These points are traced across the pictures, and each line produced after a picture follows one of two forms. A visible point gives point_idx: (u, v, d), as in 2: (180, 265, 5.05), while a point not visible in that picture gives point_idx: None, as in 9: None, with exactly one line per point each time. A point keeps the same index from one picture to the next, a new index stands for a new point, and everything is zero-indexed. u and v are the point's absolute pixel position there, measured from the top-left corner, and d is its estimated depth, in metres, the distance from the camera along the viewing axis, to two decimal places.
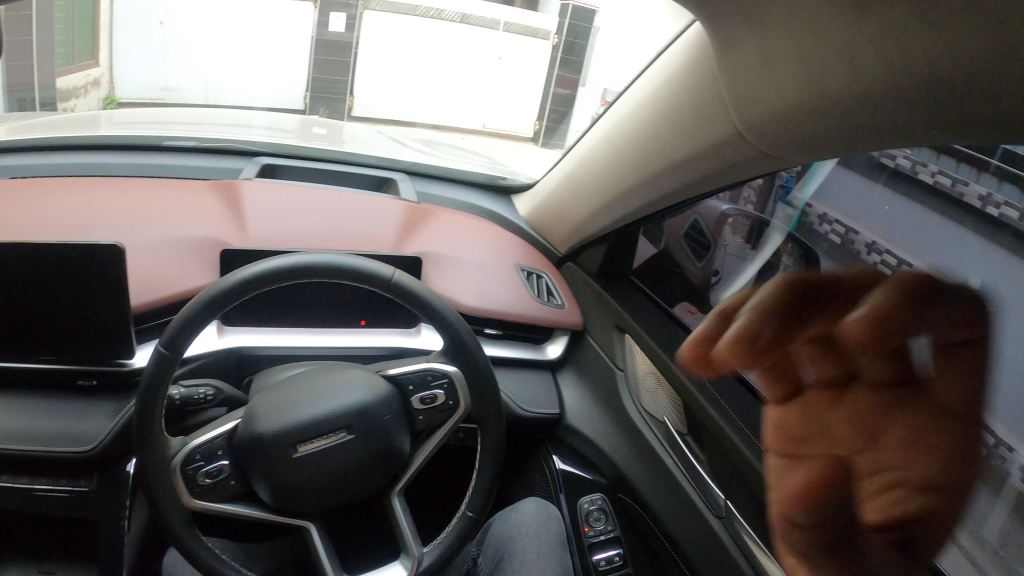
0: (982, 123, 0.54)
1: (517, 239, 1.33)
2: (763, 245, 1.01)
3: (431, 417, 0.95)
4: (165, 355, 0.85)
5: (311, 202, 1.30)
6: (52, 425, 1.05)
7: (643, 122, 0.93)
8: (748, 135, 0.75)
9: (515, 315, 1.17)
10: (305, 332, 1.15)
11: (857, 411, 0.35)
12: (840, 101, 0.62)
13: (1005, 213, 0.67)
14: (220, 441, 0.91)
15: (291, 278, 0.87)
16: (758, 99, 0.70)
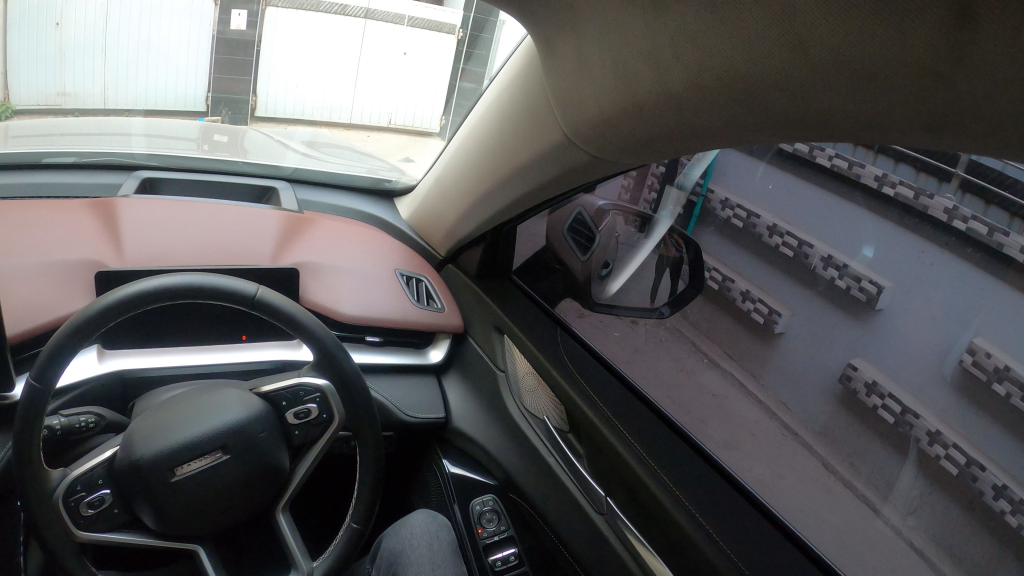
0: (774, 118, 0.57)
1: (398, 243, 1.33)
2: (652, 236, 1.05)
3: (307, 432, 0.95)
4: (37, 388, 0.81)
5: (188, 217, 1.27)
6: None
7: (492, 125, 0.94)
8: (576, 140, 0.77)
9: (396, 321, 1.17)
10: (189, 352, 1.13)
11: None
12: (651, 101, 0.64)
13: (898, 193, 0.70)
14: (101, 469, 0.88)
15: (148, 302, 0.85)
16: (579, 98, 0.71)
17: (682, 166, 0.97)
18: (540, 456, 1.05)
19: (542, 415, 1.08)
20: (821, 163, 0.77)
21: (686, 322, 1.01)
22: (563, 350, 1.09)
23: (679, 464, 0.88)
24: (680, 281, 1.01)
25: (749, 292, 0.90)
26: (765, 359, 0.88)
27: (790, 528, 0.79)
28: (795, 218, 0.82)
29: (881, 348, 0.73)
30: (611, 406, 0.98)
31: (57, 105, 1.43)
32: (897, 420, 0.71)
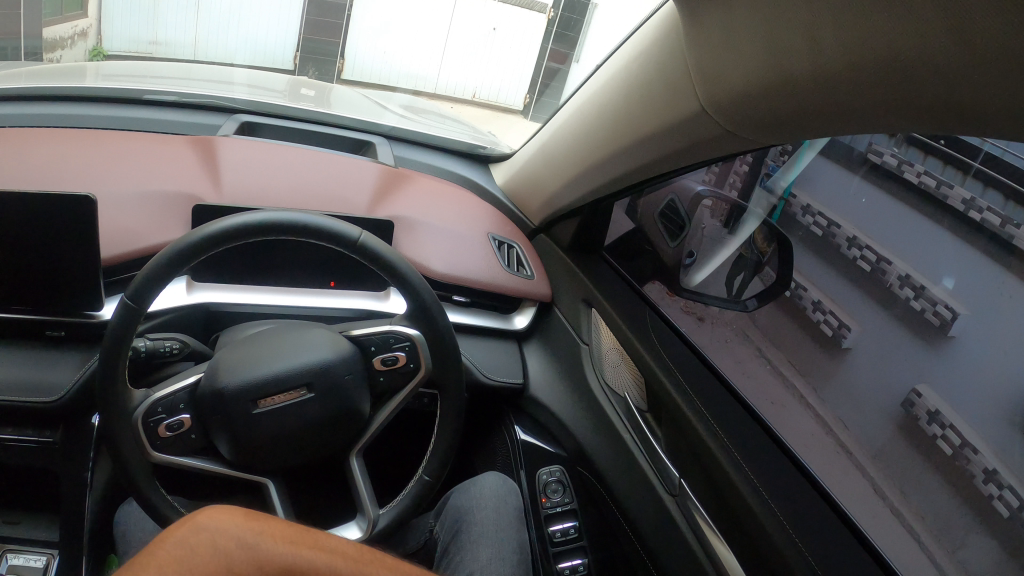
0: (924, 104, 0.55)
1: (491, 208, 1.34)
2: (739, 231, 1.04)
3: (392, 378, 0.95)
4: (130, 307, 0.83)
5: (288, 160, 1.29)
6: (19, 375, 1.03)
7: (616, 96, 0.94)
8: (712, 113, 0.76)
9: (482, 282, 1.16)
10: (278, 291, 1.13)
11: None
12: (802, 81, 0.63)
13: (985, 221, 0.67)
14: (183, 394, 0.89)
15: (252, 235, 0.86)
16: (724, 73, 0.71)
17: (769, 167, 0.95)
18: (618, 433, 1.05)
19: (624, 394, 1.08)
20: (908, 179, 0.76)
21: (751, 323, 1.01)
22: (650, 329, 1.08)
23: (760, 451, 0.87)
24: (764, 279, 0.99)
25: (820, 302, 0.88)
26: (831, 371, 0.86)
27: (854, 523, 0.76)
28: (875, 233, 0.80)
29: (952, 378, 0.70)
30: (697, 391, 0.96)
31: (149, 53, 1.54)
32: (955, 452, 0.69)
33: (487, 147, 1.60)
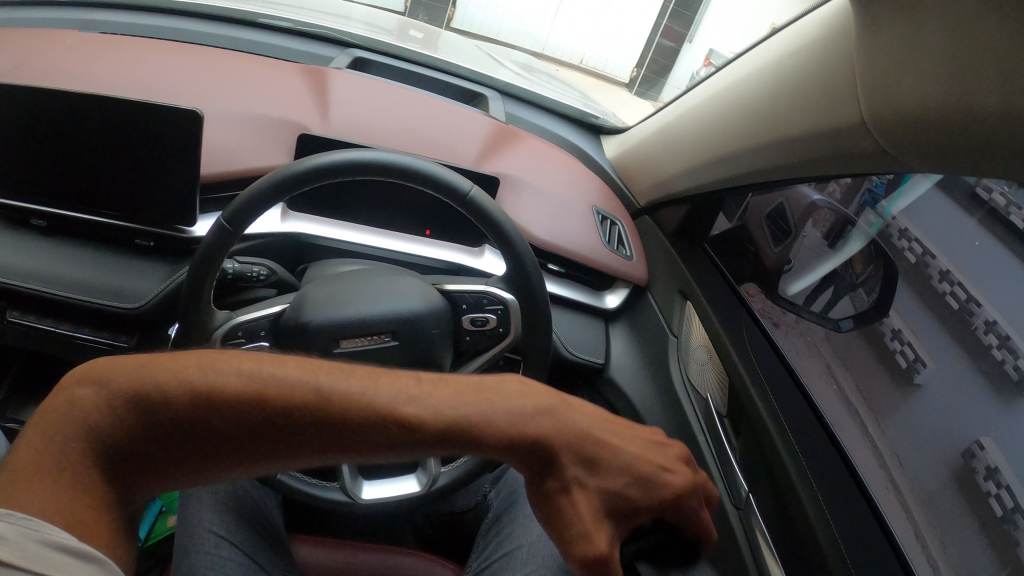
0: None
1: (597, 179, 1.31)
2: (841, 247, 1.01)
3: (478, 339, 0.94)
4: (225, 229, 0.83)
5: (400, 102, 1.27)
6: (104, 279, 1.03)
7: (767, 90, 0.89)
8: (870, 128, 0.72)
9: (581, 255, 1.12)
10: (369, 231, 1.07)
11: (114, 434, 0.49)
12: (986, 122, 0.59)
13: None
14: (265, 322, 0.88)
15: (359, 173, 0.85)
16: (898, 91, 0.66)
17: (871, 186, 0.90)
18: (690, 430, 1.02)
19: (706, 394, 1.05)
20: (1017, 222, 0.71)
21: (827, 340, 1.00)
22: (744, 332, 1.04)
23: (834, 475, 0.83)
24: (856, 304, 0.97)
25: (899, 331, 0.88)
26: (897, 405, 0.86)
27: (901, 550, 0.74)
28: (971, 272, 0.78)
29: (1015, 435, 0.69)
30: (784, 405, 0.92)
31: None
32: (1004, 514, 0.69)
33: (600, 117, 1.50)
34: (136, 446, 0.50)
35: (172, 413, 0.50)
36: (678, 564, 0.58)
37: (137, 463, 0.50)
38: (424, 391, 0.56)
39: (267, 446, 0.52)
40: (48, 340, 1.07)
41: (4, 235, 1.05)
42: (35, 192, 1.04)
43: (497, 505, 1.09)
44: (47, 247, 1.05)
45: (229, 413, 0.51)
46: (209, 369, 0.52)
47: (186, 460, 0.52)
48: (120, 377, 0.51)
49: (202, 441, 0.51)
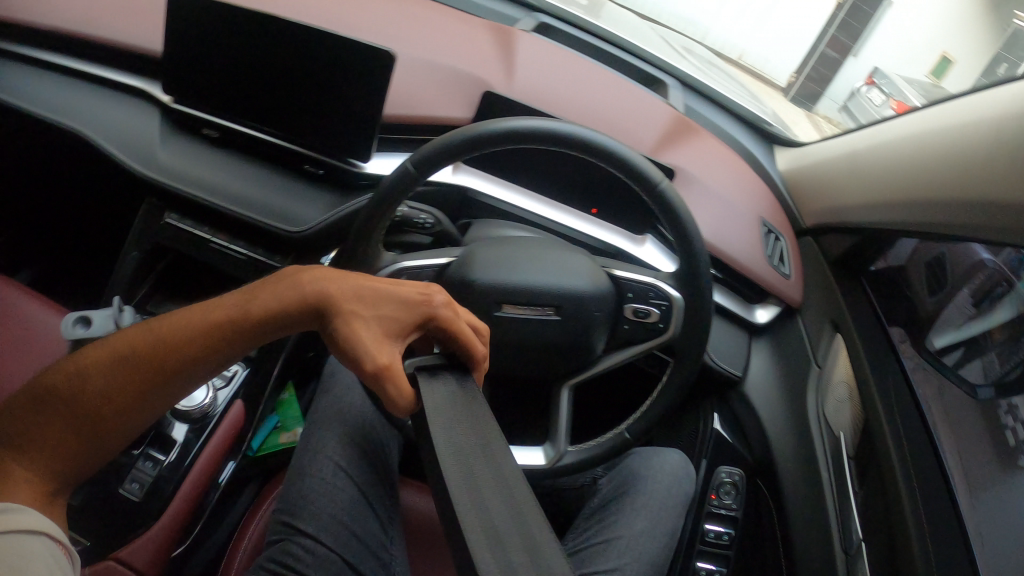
0: None
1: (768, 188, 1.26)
2: (998, 311, 0.94)
3: (636, 330, 0.92)
4: (409, 173, 0.84)
5: (582, 68, 1.19)
6: (269, 200, 1.03)
7: (991, 143, 0.85)
8: None
9: (741, 265, 1.06)
10: (530, 196, 1.03)
11: (23, 429, 0.66)
12: None
13: None
14: (430, 272, 0.88)
15: (548, 142, 0.84)
16: None
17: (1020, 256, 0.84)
18: (815, 469, 1.02)
19: (839, 432, 1.04)
20: None
21: (967, 402, 0.96)
22: (894, 387, 1.00)
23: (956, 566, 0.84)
24: (988, 372, 0.93)
25: (1015, 407, 0.89)
26: (1000, 481, 0.88)
27: None
28: None
29: None
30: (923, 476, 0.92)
31: None
32: None
33: (776, 125, 1.40)
34: (44, 434, 0.66)
35: (79, 400, 0.66)
36: (458, 370, 0.59)
37: (55, 440, 0.66)
38: (246, 300, 0.65)
39: (159, 383, 0.67)
40: (196, 247, 1.04)
41: (176, 141, 1.07)
42: (212, 106, 1.05)
43: (605, 494, 1.08)
44: (220, 160, 1.07)
45: (114, 390, 0.66)
46: (85, 366, 0.67)
47: (74, 434, 0.67)
48: (28, 395, 0.67)
49: (76, 409, 0.66)
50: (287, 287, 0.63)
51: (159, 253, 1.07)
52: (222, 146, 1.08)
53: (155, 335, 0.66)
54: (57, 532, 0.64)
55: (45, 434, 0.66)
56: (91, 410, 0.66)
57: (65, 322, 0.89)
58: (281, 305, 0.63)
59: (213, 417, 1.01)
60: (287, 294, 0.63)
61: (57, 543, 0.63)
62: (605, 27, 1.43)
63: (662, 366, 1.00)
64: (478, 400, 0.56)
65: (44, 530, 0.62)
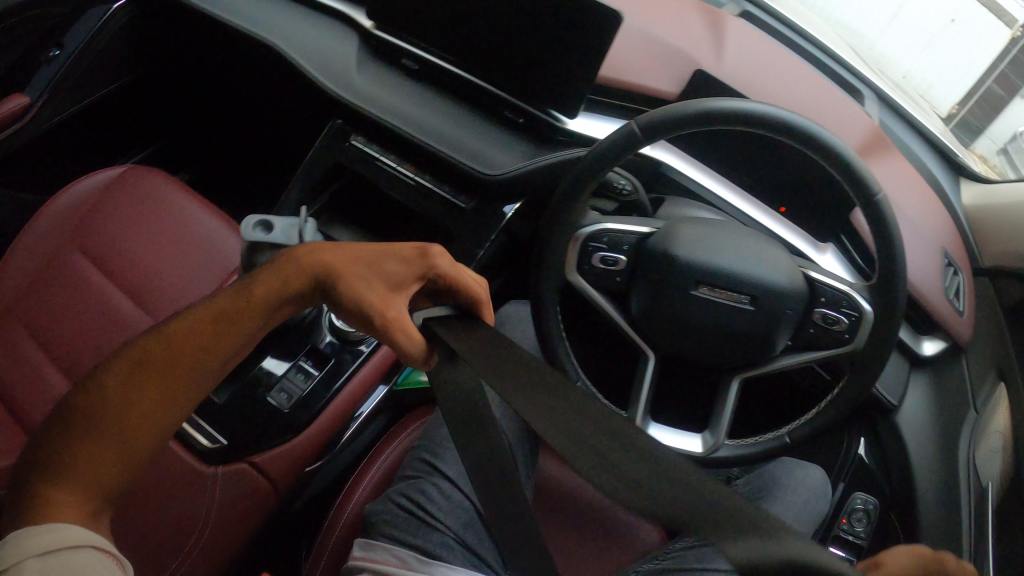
0: None
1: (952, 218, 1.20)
2: None
3: (820, 335, 0.90)
4: (634, 135, 0.83)
5: (789, 61, 1.16)
6: (462, 138, 1.01)
7: None
8: None
9: (920, 289, 1.02)
10: (722, 181, 1.02)
11: (64, 465, 0.68)
12: None
13: None
14: (633, 238, 0.90)
15: (768, 129, 0.80)
16: None
17: None
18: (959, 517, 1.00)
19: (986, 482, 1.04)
20: None
21: None
22: None
23: None
24: None
25: None
26: None
27: None
28: None
29: None
30: None
31: None
32: None
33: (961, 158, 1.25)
34: (90, 454, 0.69)
35: (111, 422, 0.70)
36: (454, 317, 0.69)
37: (98, 471, 0.69)
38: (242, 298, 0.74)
39: (179, 392, 0.73)
40: (379, 172, 1.03)
41: (379, 70, 1.08)
42: (428, 41, 1.03)
43: (742, 490, 1.09)
44: (419, 95, 1.06)
45: (145, 394, 0.71)
46: (94, 401, 0.71)
47: (117, 446, 0.70)
48: (55, 446, 0.70)
49: (119, 416, 0.70)
50: (280, 274, 0.72)
51: (340, 171, 1.08)
52: (422, 82, 1.08)
53: (167, 335, 0.74)
54: (106, 544, 0.66)
55: (94, 468, 0.69)
56: (127, 418, 0.70)
57: (247, 227, 0.86)
58: (280, 289, 0.72)
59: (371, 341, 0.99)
60: (282, 280, 0.72)
61: (110, 558, 0.66)
62: (798, 20, 1.31)
63: (828, 385, 1.00)
64: (490, 340, 0.67)
65: (93, 547, 0.65)
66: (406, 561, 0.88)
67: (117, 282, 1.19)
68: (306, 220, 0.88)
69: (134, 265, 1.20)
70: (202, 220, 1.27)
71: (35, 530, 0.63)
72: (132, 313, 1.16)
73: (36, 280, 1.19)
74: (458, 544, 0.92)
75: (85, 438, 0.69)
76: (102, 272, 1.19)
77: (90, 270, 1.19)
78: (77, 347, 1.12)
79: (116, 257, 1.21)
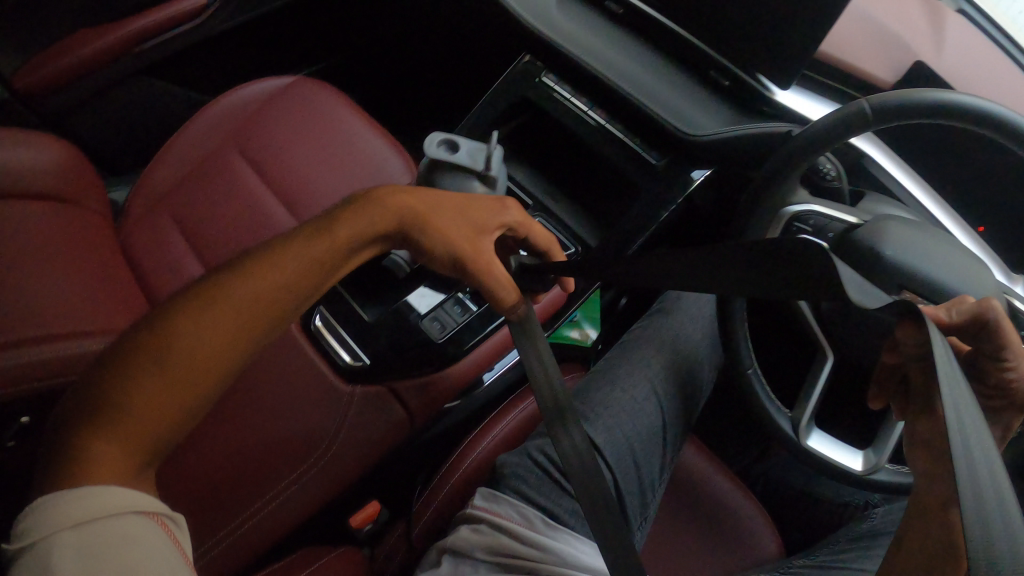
0: None
1: None
2: None
3: None
4: (862, 113, 0.78)
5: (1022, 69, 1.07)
6: (663, 92, 0.97)
7: None
8: None
9: None
10: (925, 191, 0.95)
11: (121, 406, 0.60)
12: None
13: None
14: (839, 226, 0.88)
15: (1012, 139, 0.75)
16: None
17: None
18: None
19: None
20: None
21: None
22: None
23: None
24: None
25: None
26: None
27: None
28: None
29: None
30: None
31: None
32: None
33: None
34: (151, 399, 0.61)
35: (182, 363, 0.62)
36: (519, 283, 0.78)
37: (160, 418, 0.62)
38: (322, 228, 0.71)
39: (252, 335, 0.67)
40: (564, 113, 0.99)
41: (589, 17, 1.07)
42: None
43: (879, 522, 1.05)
44: (624, 45, 1.04)
45: (225, 336, 0.65)
46: (165, 333, 0.63)
47: (182, 394, 0.63)
48: (115, 374, 0.61)
49: (195, 357, 0.63)
50: (368, 209, 0.72)
51: (523, 108, 1.04)
52: (631, 33, 1.06)
53: (232, 277, 0.67)
54: (153, 505, 0.59)
55: (153, 414, 0.61)
56: (198, 364, 0.63)
57: (432, 147, 0.78)
58: (371, 211, 0.72)
59: None
60: (369, 212, 0.72)
61: (155, 521, 0.58)
62: None
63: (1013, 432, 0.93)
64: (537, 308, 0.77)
65: (137, 511, 0.57)
66: (530, 523, 0.85)
67: (271, 189, 1.16)
68: (494, 147, 0.79)
69: (290, 174, 1.16)
70: (367, 138, 1.22)
71: (70, 495, 0.55)
72: (282, 218, 1.14)
73: (192, 171, 1.18)
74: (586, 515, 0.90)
75: (137, 387, 0.61)
76: (259, 173, 1.17)
77: (246, 169, 1.17)
78: (221, 242, 1.11)
79: (273, 161, 1.17)
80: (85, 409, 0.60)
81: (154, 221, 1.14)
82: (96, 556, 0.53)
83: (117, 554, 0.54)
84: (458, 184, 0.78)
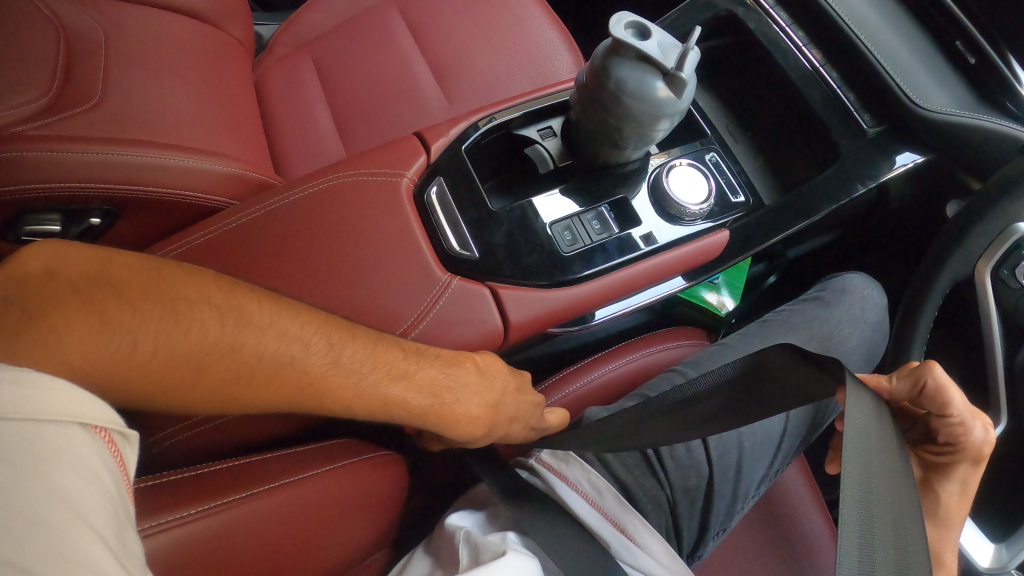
0: None
1: None
2: None
3: None
4: None
5: None
6: (896, 47, 0.83)
7: None
8: None
9: None
10: None
11: (117, 326, 0.52)
12: None
13: None
14: None
15: None
16: None
17: None
18: None
19: None
20: None
21: None
22: None
23: None
24: None
25: None
26: None
27: None
28: None
29: None
30: None
31: None
32: None
33: None
34: (148, 349, 0.53)
35: (204, 361, 0.56)
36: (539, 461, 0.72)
37: (145, 375, 0.53)
38: (411, 360, 0.65)
39: (277, 391, 0.59)
40: (773, 43, 0.87)
41: None
42: None
43: None
44: None
45: (257, 372, 0.58)
46: (223, 319, 0.58)
47: (181, 373, 0.55)
48: (138, 299, 0.54)
49: (222, 359, 0.57)
50: (469, 370, 0.68)
51: (731, 28, 0.92)
52: None
53: (302, 330, 0.62)
54: (103, 415, 0.43)
55: (141, 362, 0.52)
56: (212, 370, 0.56)
57: (617, 21, 0.64)
58: (469, 372, 0.68)
59: (695, 228, 0.77)
60: (469, 382, 0.67)
61: (102, 439, 0.42)
62: None
63: None
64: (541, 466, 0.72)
65: (79, 421, 0.41)
66: (599, 496, 0.68)
67: (417, 50, 1.02)
68: (692, 47, 0.63)
69: (446, 43, 1.03)
70: (541, 24, 1.06)
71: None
72: (430, 88, 1.00)
73: (346, 22, 1.07)
74: (665, 508, 0.77)
75: (145, 332, 0.53)
76: (413, 37, 1.04)
77: (400, 29, 1.04)
78: (348, 98, 1.00)
79: (431, 28, 1.04)
80: (87, 294, 0.51)
81: (295, 59, 1.05)
82: (6, 465, 0.36)
83: (40, 468, 0.37)
84: (636, 80, 0.64)
